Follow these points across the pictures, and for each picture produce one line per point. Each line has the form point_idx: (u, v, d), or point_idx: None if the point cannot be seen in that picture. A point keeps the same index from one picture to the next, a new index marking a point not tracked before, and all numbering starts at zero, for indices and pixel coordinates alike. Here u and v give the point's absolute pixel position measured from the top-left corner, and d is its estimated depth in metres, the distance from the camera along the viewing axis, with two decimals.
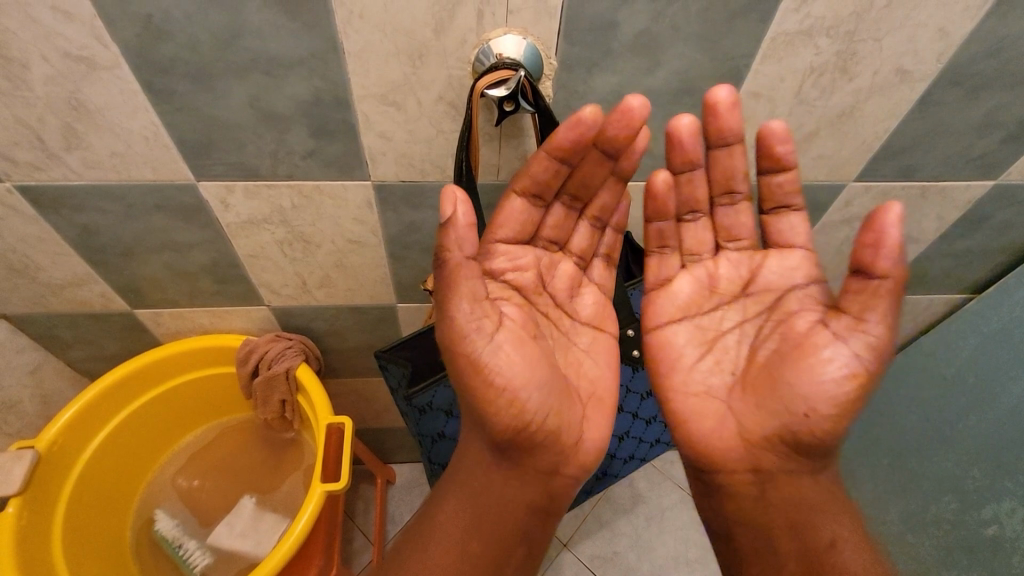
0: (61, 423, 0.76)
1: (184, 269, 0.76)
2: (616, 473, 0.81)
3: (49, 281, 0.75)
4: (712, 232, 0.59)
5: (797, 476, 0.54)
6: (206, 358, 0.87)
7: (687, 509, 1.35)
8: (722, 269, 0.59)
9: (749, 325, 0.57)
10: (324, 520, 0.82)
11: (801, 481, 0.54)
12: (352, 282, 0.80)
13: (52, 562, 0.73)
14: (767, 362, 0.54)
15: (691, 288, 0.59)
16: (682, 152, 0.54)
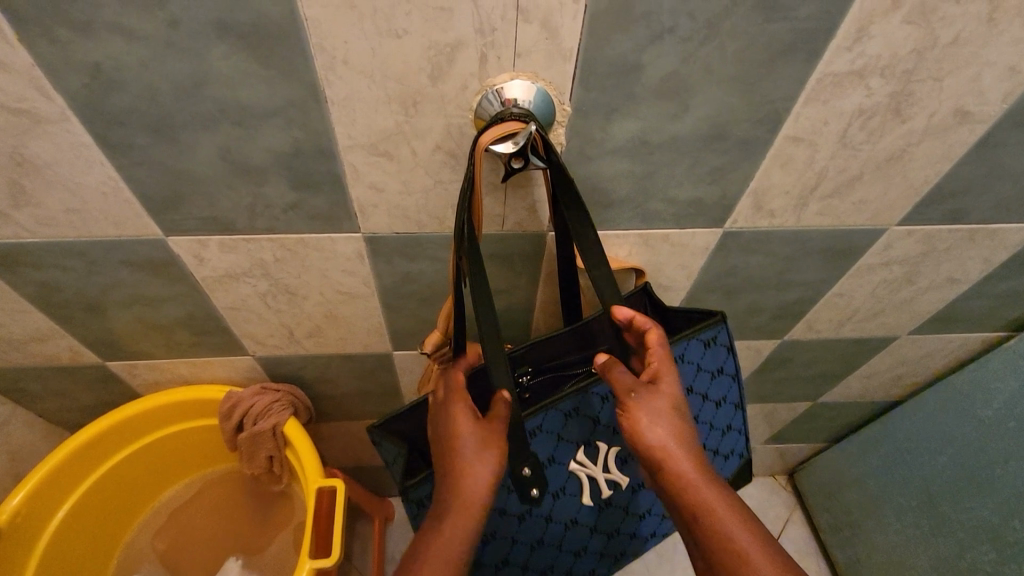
0: (22, 497, 0.69)
1: (158, 322, 0.69)
2: (634, 552, 0.71)
3: (10, 336, 0.68)
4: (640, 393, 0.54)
5: (702, 524, 0.45)
6: (185, 413, 0.80)
7: None
8: None
9: None
10: None
11: (713, 527, 0.45)
12: (343, 332, 0.73)
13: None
14: None
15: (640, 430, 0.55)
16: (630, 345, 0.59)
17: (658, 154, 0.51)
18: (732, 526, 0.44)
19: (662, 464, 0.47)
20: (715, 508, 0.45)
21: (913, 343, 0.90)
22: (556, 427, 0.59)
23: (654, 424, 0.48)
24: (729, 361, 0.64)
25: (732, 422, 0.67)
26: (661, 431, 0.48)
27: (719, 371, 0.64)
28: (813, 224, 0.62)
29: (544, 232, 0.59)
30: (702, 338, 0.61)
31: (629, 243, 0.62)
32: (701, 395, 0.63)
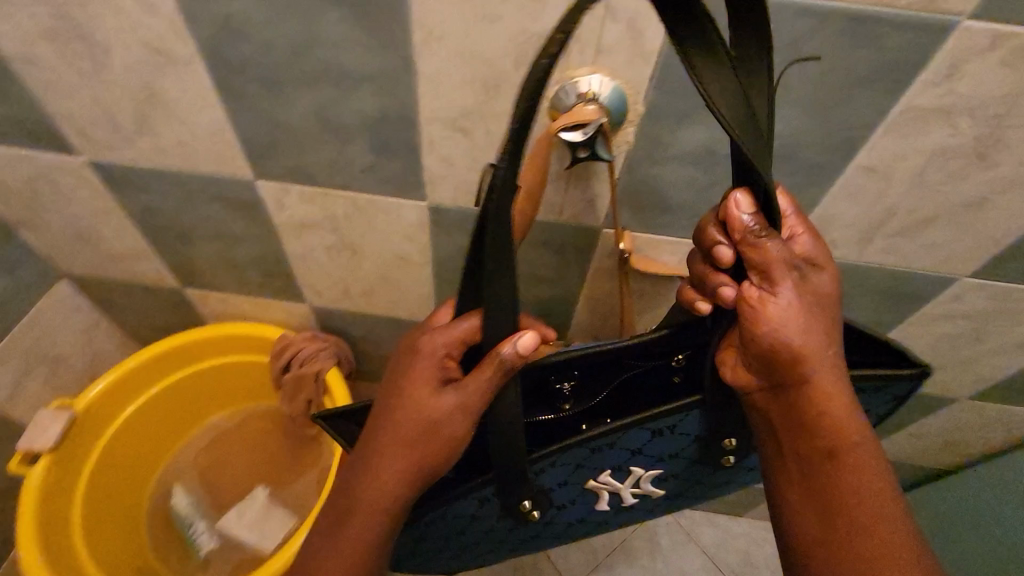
0: (98, 391, 0.78)
1: (234, 258, 0.76)
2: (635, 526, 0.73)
3: (111, 250, 0.77)
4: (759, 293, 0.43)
5: (844, 461, 0.42)
6: (243, 346, 0.87)
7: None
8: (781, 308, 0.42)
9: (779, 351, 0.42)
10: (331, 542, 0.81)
11: (847, 465, 0.42)
12: (394, 296, 0.78)
13: (72, 526, 0.75)
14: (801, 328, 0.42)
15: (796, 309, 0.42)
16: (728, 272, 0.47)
17: (724, 165, 0.52)
18: (865, 463, 0.42)
19: (807, 391, 0.42)
20: (857, 450, 0.42)
21: (971, 409, 0.85)
22: (579, 458, 0.53)
23: (813, 349, 0.42)
24: (883, 404, 0.57)
25: None
26: (824, 366, 0.42)
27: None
28: (875, 261, 0.60)
29: (599, 227, 0.61)
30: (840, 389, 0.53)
31: (681, 251, 0.63)
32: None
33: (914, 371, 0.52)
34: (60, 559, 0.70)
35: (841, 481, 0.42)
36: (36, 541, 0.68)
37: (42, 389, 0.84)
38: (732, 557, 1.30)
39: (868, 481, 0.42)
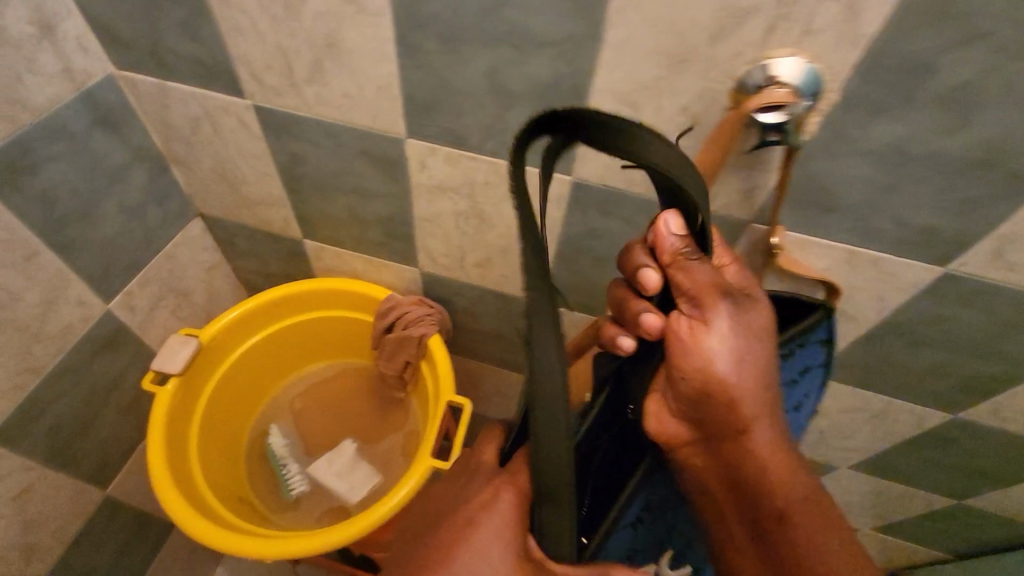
0: (221, 325, 0.83)
1: (361, 215, 0.78)
2: None
3: (249, 195, 0.81)
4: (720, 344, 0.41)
5: (731, 474, 0.42)
6: (349, 301, 0.91)
7: None
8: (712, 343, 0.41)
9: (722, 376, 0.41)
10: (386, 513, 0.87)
11: (775, 485, 0.41)
12: (507, 270, 0.78)
13: (189, 448, 0.80)
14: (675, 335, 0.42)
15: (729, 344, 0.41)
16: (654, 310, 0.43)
17: (910, 167, 0.49)
18: (801, 484, 0.42)
19: (723, 413, 0.42)
20: (771, 461, 0.42)
21: None
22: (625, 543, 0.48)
23: (745, 386, 0.42)
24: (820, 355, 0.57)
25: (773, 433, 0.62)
26: (756, 403, 0.42)
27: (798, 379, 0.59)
28: None
29: (747, 221, 0.59)
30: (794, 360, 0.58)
31: (830, 257, 0.59)
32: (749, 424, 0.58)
33: (816, 312, 0.53)
34: (178, 476, 0.76)
35: (806, 558, 0.40)
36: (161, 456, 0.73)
37: (168, 318, 0.89)
38: None
39: (806, 500, 0.42)
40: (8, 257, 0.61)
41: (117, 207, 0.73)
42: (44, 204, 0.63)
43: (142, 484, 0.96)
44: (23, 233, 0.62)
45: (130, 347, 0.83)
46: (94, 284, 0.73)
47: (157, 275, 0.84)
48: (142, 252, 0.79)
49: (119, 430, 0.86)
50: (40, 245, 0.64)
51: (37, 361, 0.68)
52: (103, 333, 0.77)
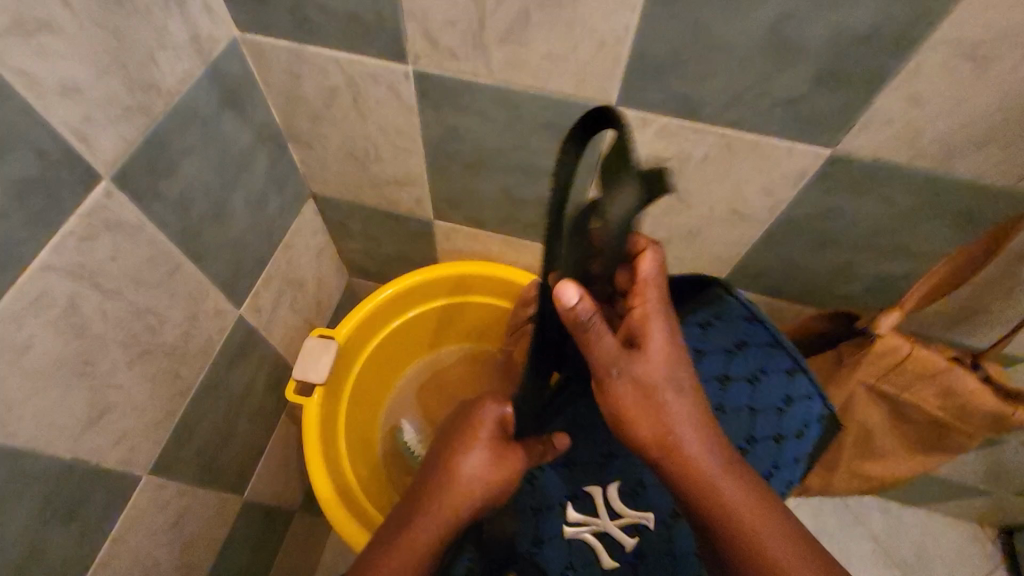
0: (355, 321, 0.75)
1: (517, 195, 0.67)
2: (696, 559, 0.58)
3: (378, 174, 0.70)
4: (660, 364, 0.42)
5: (706, 511, 0.40)
6: (484, 286, 0.83)
7: (877, 564, 1.12)
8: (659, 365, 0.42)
9: (688, 368, 0.43)
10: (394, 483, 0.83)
11: (748, 530, 0.39)
12: (684, 253, 0.68)
13: (340, 453, 0.75)
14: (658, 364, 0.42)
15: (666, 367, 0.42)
16: (665, 345, 0.42)
17: None
18: (783, 551, 0.39)
19: (680, 463, 0.41)
20: (759, 521, 0.40)
21: None
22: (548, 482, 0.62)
23: (677, 414, 0.41)
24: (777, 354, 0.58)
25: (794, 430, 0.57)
26: (694, 435, 0.41)
27: (730, 377, 0.57)
28: None
29: None
30: (701, 319, 0.59)
31: None
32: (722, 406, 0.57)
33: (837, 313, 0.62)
34: (339, 485, 0.71)
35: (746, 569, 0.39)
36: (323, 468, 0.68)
37: (287, 312, 0.81)
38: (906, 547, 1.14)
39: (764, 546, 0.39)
40: (153, 275, 0.51)
41: (243, 200, 0.62)
42: (180, 209, 0.53)
43: (270, 479, 0.92)
44: (164, 246, 0.52)
45: (258, 349, 0.76)
46: (228, 291, 0.64)
47: (277, 269, 0.75)
48: (265, 247, 0.69)
49: (252, 434, 0.80)
50: (180, 256, 0.54)
51: (185, 383, 0.61)
52: (236, 341, 0.69)
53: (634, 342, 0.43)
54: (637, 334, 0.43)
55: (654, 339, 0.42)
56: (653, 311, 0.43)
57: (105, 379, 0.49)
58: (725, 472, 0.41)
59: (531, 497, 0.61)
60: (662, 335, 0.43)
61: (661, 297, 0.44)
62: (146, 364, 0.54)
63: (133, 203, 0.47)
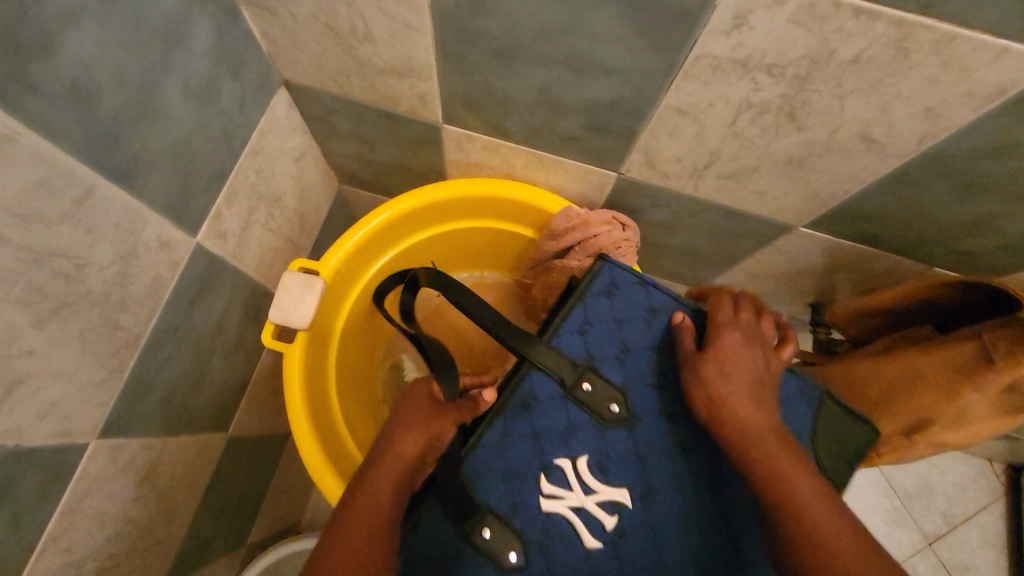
0: (346, 251, 0.62)
1: (558, 100, 0.49)
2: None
3: (369, 60, 0.51)
4: (734, 339, 0.46)
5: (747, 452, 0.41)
6: (502, 210, 0.68)
7: (878, 494, 1.09)
8: (726, 326, 0.46)
9: (754, 344, 0.46)
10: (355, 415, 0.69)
11: (775, 469, 0.39)
12: (772, 186, 0.52)
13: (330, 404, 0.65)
14: (732, 333, 0.46)
15: (733, 339, 0.45)
16: (739, 322, 0.47)
17: None
18: (809, 488, 0.38)
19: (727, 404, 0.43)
20: (792, 468, 0.39)
21: None
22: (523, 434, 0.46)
23: (734, 370, 0.44)
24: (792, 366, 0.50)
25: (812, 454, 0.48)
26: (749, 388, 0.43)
27: (632, 348, 0.49)
28: None
29: None
30: (599, 290, 0.51)
31: None
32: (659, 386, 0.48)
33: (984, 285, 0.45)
34: (328, 443, 0.62)
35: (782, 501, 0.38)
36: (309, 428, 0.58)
37: (263, 234, 0.66)
38: (909, 477, 1.10)
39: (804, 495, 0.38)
40: (50, 205, 0.36)
41: (180, 92, 0.45)
42: (78, 107, 0.36)
43: (258, 411, 0.84)
44: (61, 163, 0.36)
45: (228, 279, 0.62)
46: (175, 216, 0.49)
47: (244, 181, 0.59)
48: (223, 154, 0.53)
49: (231, 372, 0.70)
50: (92, 175, 0.39)
51: (130, 333, 0.48)
52: (197, 274, 0.56)
53: (718, 319, 0.47)
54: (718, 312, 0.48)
55: (729, 318, 0.47)
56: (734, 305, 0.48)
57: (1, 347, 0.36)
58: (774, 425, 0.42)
59: (499, 458, 0.45)
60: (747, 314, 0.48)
61: (740, 306, 0.48)
62: (67, 320, 0.41)
63: None
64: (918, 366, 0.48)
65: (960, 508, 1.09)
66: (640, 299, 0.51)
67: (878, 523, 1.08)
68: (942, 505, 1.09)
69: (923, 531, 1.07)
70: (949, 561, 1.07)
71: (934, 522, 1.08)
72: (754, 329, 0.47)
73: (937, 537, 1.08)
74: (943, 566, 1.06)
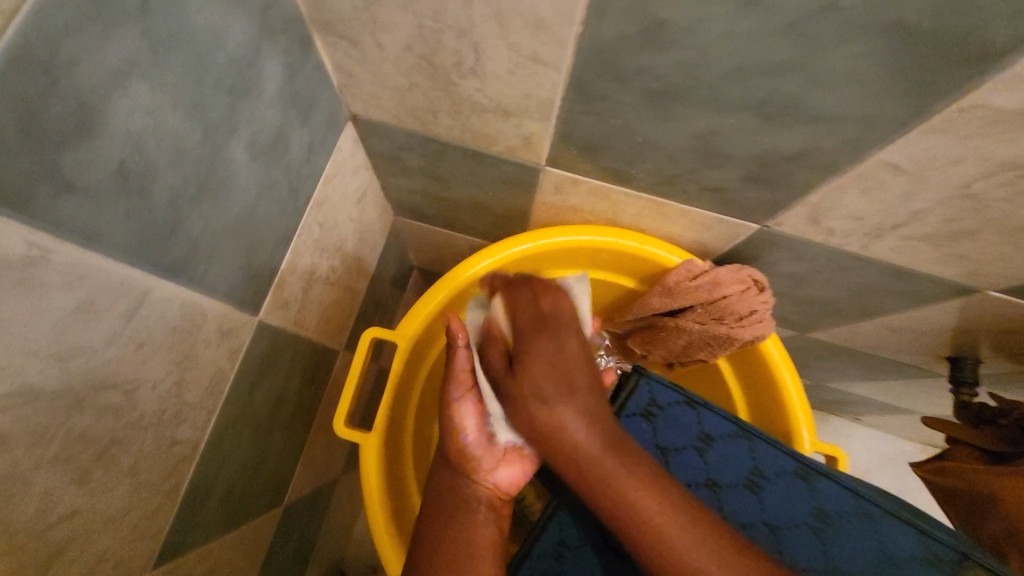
0: (422, 316, 0.53)
1: (717, 150, 0.38)
2: None
3: (469, 97, 0.41)
4: (662, 332, 0.57)
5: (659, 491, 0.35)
6: (600, 259, 0.58)
7: None
8: (650, 328, 0.58)
9: (661, 320, 0.57)
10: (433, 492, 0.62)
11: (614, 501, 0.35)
12: (980, 251, 0.40)
13: (409, 488, 0.58)
14: (646, 329, 0.59)
15: (672, 311, 0.55)
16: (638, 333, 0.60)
17: None
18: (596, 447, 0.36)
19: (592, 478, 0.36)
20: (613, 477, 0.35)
21: None
22: None
23: (667, 326, 0.56)
24: (785, 462, 0.44)
25: (889, 545, 0.40)
26: (692, 325, 0.54)
27: (670, 450, 0.45)
28: None
29: None
30: (634, 411, 0.47)
31: None
32: (759, 475, 0.44)
33: None
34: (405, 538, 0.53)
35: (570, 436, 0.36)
36: (387, 520, 0.50)
37: (324, 289, 0.57)
38: None
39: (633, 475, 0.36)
40: (95, 330, 0.27)
41: (246, 151, 0.35)
42: (125, 200, 0.27)
43: (312, 472, 0.75)
44: (105, 273, 0.27)
45: (288, 351, 0.53)
46: (239, 299, 0.40)
47: (307, 238, 0.49)
48: (289, 215, 0.43)
49: (289, 446, 0.61)
50: (146, 277, 0.30)
51: (187, 446, 0.39)
52: (258, 356, 0.46)
53: (644, 337, 0.60)
54: (640, 348, 0.61)
55: (646, 321, 0.58)
56: (635, 323, 0.60)
57: (34, 519, 0.28)
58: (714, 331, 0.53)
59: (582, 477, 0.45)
60: (645, 317, 0.58)
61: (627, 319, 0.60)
62: (115, 459, 0.32)
63: (19, 216, 0.22)
64: None
65: None
66: (686, 420, 0.46)
67: None
68: None
69: None
70: None
71: None
72: (661, 315, 0.56)
73: None
74: None
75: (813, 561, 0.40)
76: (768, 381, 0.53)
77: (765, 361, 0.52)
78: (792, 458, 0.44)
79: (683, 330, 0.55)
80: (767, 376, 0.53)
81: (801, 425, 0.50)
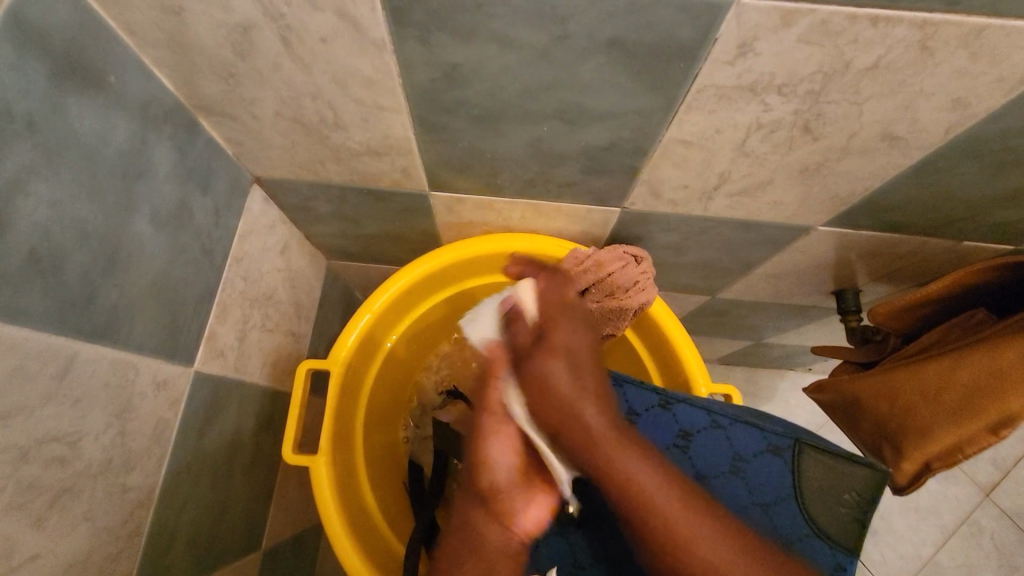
0: (350, 345, 0.59)
1: (552, 152, 0.45)
2: None
3: (342, 145, 0.48)
4: None
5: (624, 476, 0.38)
6: (504, 264, 0.65)
7: None
8: None
9: None
10: (393, 506, 0.66)
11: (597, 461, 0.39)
12: (787, 194, 0.48)
13: (369, 503, 0.62)
14: None
15: None
16: None
17: None
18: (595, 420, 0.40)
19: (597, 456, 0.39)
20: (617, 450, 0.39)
21: None
22: None
23: None
24: (646, 396, 0.52)
25: (739, 446, 0.49)
26: (590, 306, 0.61)
27: None
28: None
29: None
30: None
31: None
32: (633, 414, 0.52)
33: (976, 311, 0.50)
34: (371, 545, 0.58)
35: (575, 422, 0.40)
36: (348, 531, 0.55)
37: (262, 336, 0.62)
38: None
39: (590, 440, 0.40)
40: (29, 392, 0.33)
41: (149, 224, 0.41)
42: (41, 279, 0.33)
43: (292, 513, 0.78)
44: (31, 342, 0.32)
45: (235, 397, 0.58)
46: (169, 353, 0.45)
47: (233, 291, 0.55)
48: (206, 273, 0.49)
49: (257, 488, 0.65)
50: (71, 342, 0.35)
51: (142, 491, 0.44)
52: (202, 403, 0.52)
53: None
54: None
55: None
56: None
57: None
58: (609, 308, 0.60)
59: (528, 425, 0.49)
60: None
61: None
62: (69, 506, 0.37)
63: None
64: (997, 366, 0.43)
65: (1008, 451, 1.05)
66: None
67: (930, 481, 1.05)
68: (988, 452, 1.06)
69: (976, 483, 1.04)
70: (1008, 506, 1.03)
71: (986, 472, 1.04)
72: None
73: (991, 485, 1.04)
74: (1006, 514, 1.03)
75: (683, 471, 0.49)
76: (663, 339, 0.60)
77: (656, 322, 0.60)
78: (654, 392, 0.52)
79: (586, 313, 0.62)
80: (661, 335, 0.60)
81: (695, 370, 0.58)
